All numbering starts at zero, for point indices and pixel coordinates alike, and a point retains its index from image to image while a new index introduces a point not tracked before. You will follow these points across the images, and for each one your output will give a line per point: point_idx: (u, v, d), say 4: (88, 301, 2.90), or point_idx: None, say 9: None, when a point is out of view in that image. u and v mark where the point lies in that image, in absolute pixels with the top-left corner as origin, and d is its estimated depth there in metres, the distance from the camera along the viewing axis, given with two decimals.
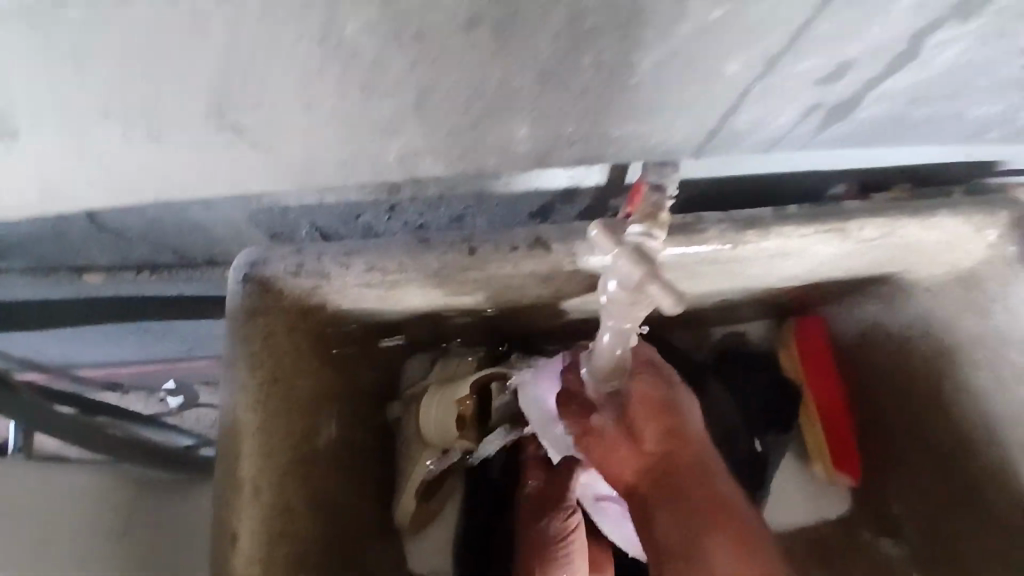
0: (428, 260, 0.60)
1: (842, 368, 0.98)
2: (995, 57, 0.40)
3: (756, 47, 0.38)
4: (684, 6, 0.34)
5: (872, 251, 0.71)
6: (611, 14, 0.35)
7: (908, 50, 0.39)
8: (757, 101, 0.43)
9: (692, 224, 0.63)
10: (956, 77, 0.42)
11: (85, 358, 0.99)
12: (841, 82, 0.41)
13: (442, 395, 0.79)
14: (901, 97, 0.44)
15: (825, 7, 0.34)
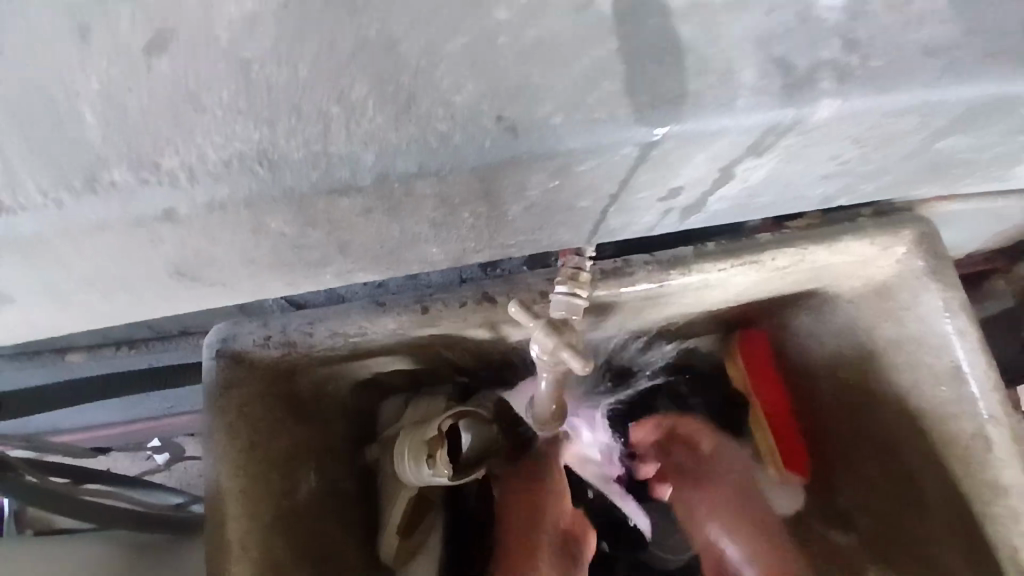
0: (384, 323, 0.66)
1: (788, 376, 1.05)
2: (795, 172, 0.47)
3: (600, 190, 0.44)
4: (528, 178, 0.40)
5: (789, 275, 0.79)
6: (472, 189, 0.41)
7: (722, 177, 0.45)
8: (617, 215, 0.49)
9: (622, 269, 0.70)
10: (777, 183, 0.48)
11: (72, 426, 1.02)
12: (680, 196, 0.47)
13: (412, 438, 0.82)
14: (737, 198, 0.50)
15: (642, 161, 0.40)
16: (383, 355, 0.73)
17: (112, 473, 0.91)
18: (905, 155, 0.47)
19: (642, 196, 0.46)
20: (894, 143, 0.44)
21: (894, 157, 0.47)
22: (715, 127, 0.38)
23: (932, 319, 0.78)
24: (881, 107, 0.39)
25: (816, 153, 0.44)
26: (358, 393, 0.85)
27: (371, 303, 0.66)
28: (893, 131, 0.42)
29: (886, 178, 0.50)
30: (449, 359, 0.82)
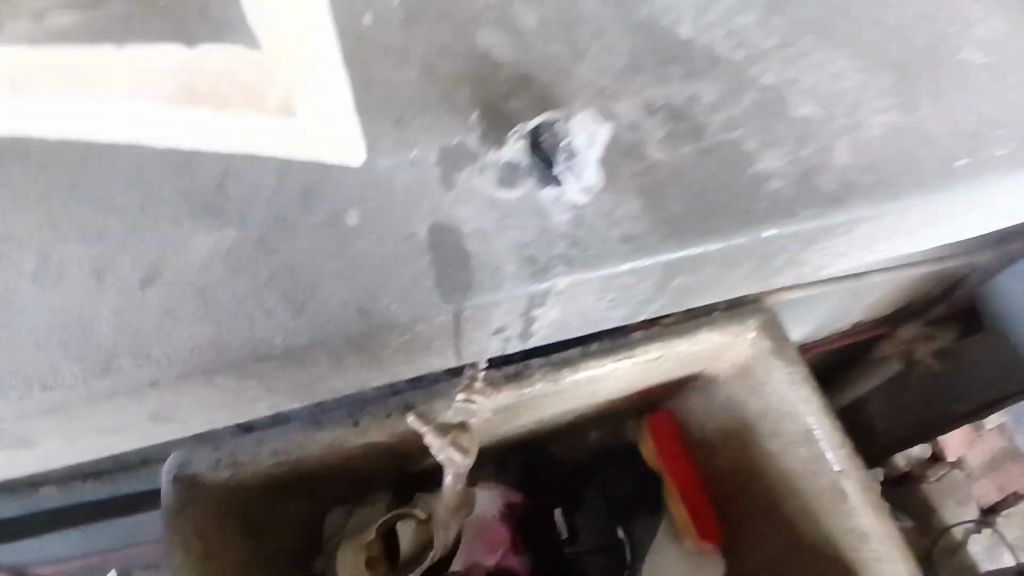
0: (319, 438, 0.78)
1: (694, 450, 1.18)
2: (606, 293, 0.47)
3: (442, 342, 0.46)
4: (373, 353, 0.43)
5: (664, 363, 0.95)
6: (323, 366, 0.43)
7: (539, 305, 0.45)
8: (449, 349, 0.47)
9: (521, 372, 0.86)
10: (594, 307, 0.50)
11: (33, 560, 1.07)
12: (510, 328, 0.48)
13: (354, 543, 0.93)
14: (564, 321, 0.52)
15: (461, 310, 0.41)
16: (322, 466, 0.84)
17: None
18: (677, 290, 0.53)
19: (476, 334, 0.47)
20: (666, 284, 0.50)
21: (688, 289, 0.54)
22: (502, 292, 0.41)
23: (783, 389, 0.94)
24: (654, 265, 0.43)
25: (577, 306, 0.48)
26: (305, 505, 0.94)
27: (308, 421, 0.78)
28: (663, 277, 0.48)
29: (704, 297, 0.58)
30: (386, 465, 0.93)
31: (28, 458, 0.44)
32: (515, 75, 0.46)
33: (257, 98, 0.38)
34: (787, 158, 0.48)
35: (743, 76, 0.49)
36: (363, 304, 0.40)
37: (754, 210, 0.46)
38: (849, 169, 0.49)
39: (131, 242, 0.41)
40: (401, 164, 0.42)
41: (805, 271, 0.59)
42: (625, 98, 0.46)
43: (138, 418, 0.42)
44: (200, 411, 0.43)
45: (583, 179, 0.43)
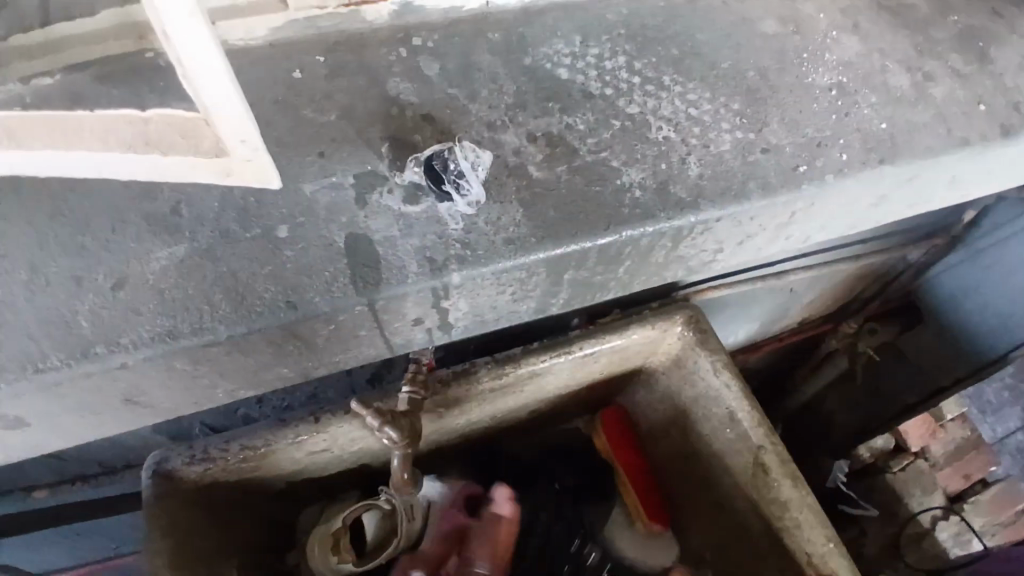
0: (284, 435, 0.86)
1: (643, 441, 1.27)
2: (503, 286, 0.56)
3: (368, 334, 0.55)
4: (308, 342, 0.53)
5: (603, 359, 1.04)
6: (266, 354, 0.52)
7: (444, 297, 0.54)
8: (378, 338, 0.56)
9: (469, 369, 0.95)
10: (496, 302, 0.59)
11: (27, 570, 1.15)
12: (429, 324, 0.58)
13: (322, 533, 1.02)
14: (474, 318, 0.60)
15: (374, 302, 0.51)
16: (290, 465, 0.92)
17: None
18: (575, 285, 0.61)
19: (398, 324, 0.55)
20: (557, 281, 0.59)
21: (587, 284, 0.62)
22: (401, 284, 0.51)
23: (711, 378, 1.02)
24: (526, 263, 0.54)
25: (482, 301, 0.57)
26: (277, 503, 1.03)
27: (275, 421, 0.88)
28: (548, 272, 0.57)
29: (609, 293, 0.66)
30: (349, 463, 1.00)
31: (29, 439, 0.54)
32: (420, 114, 0.60)
33: (199, 144, 0.48)
34: (644, 173, 0.60)
35: (606, 113, 0.63)
36: (291, 298, 0.49)
37: (614, 213, 0.57)
38: (697, 179, 0.61)
39: (107, 259, 0.51)
40: (328, 187, 0.54)
41: (694, 264, 0.67)
42: (509, 133, 0.60)
43: (117, 401, 0.52)
44: (166, 395, 0.53)
45: (468, 195, 0.55)
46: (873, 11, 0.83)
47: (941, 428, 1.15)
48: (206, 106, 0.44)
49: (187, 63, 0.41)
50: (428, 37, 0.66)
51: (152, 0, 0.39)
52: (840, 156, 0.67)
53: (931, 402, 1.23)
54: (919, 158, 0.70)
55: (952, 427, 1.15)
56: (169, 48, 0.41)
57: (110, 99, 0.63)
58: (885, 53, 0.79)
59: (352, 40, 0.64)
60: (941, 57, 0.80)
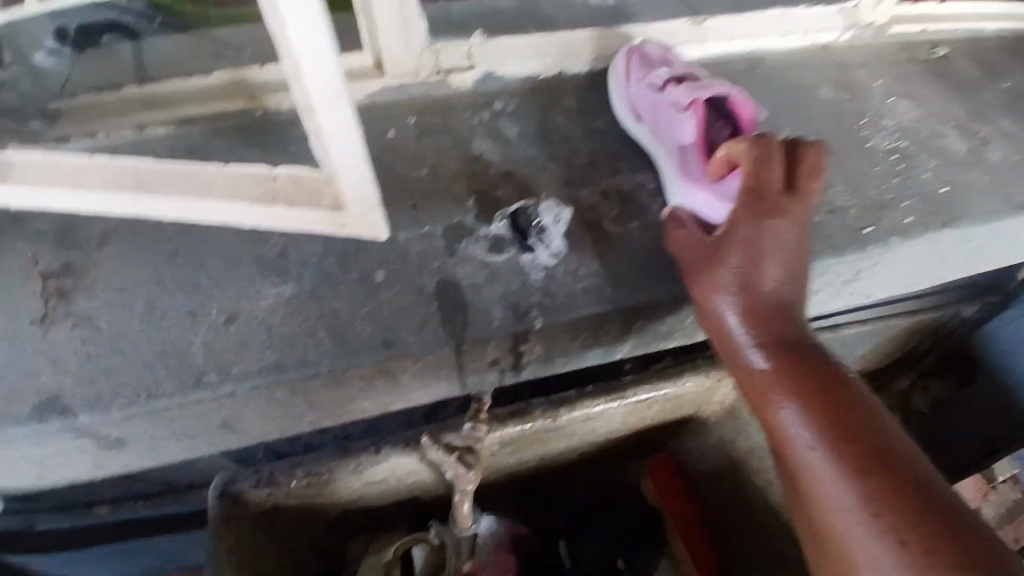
0: (345, 464, 0.89)
1: (692, 489, 1.25)
2: (580, 333, 0.59)
3: (451, 374, 0.59)
4: (397, 379, 0.56)
5: (654, 404, 1.05)
6: (356, 387, 0.55)
7: (522, 339, 0.57)
8: (459, 377, 0.59)
9: (524, 410, 0.96)
10: (566, 352, 0.61)
11: None
12: (499, 367, 0.60)
13: (371, 566, 1.03)
14: (542, 364, 0.62)
15: (462, 342, 0.54)
16: (348, 494, 0.95)
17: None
18: (643, 335, 0.63)
19: (476, 365, 0.58)
20: (627, 330, 0.61)
21: (656, 333, 0.64)
22: (489, 333, 0.55)
23: None
24: (602, 314, 0.57)
25: (556, 347, 0.60)
26: (328, 532, 1.04)
27: (337, 450, 0.91)
28: (621, 322, 0.60)
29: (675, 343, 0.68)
30: (402, 494, 1.02)
31: (123, 456, 0.58)
32: (501, 172, 0.65)
33: (320, 199, 0.54)
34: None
35: None
36: (388, 337, 0.54)
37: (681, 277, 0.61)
38: None
39: (219, 294, 0.56)
40: (419, 237, 0.59)
41: None
42: (585, 190, 0.65)
43: (214, 427, 0.56)
44: (256, 422, 0.57)
45: (551, 247, 0.59)
46: (928, 78, 0.86)
47: (993, 489, 1.07)
48: (332, 164, 0.50)
49: (324, 129, 0.47)
50: (507, 101, 0.72)
51: (298, 77, 0.43)
52: (904, 219, 0.69)
53: (986, 462, 1.19)
54: (983, 220, 0.71)
55: (1003, 489, 1.06)
56: (309, 117, 0.46)
57: (219, 149, 0.70)
58: (942, 118, 0.81)
59: (439, 102, 0.71)
60: (999, 122, 0.82)
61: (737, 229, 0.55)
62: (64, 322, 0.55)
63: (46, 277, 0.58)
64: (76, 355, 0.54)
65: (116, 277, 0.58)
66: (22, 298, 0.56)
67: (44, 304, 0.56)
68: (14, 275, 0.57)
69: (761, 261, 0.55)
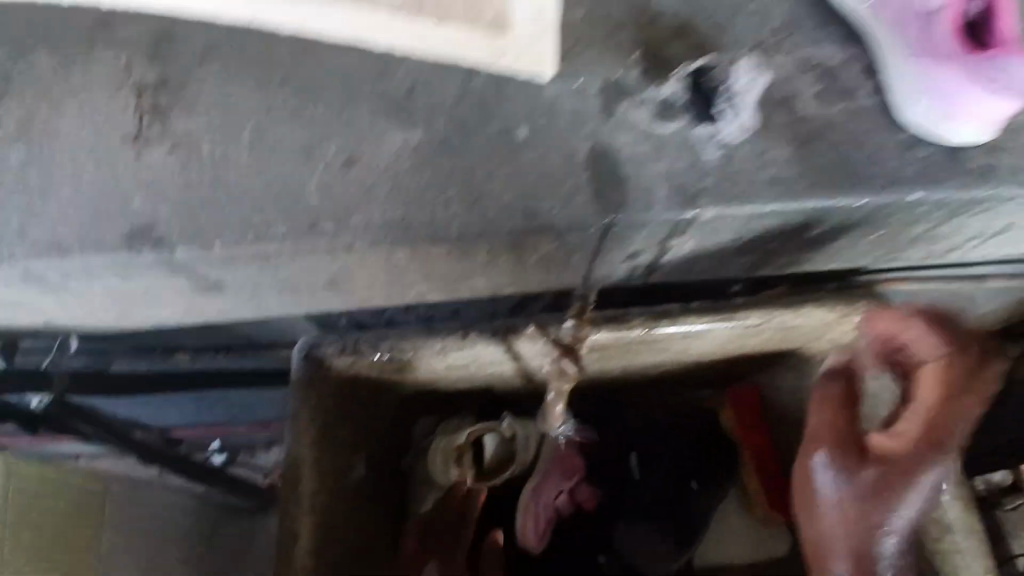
0: (431, 343, 0.85)
1: (775, 427, 1.20)
2: (742, 230, 0.51)
3: (583, 261, 0.51)
4: (528, 258, 0.49)
5: (763, 330, 0.96)
6: (481, 260, 0.49)
7: (674, 229, 0.48)
8: (593, 264, 0.53)
9: (623, 316, 0.88)
10: (711, 251, 0.54)
11: (166, 421, 1.23)
12: (635, 258, 0.53)
13: (444, 444, 1.03)
14: (680, 259, 0.55)
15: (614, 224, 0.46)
16: (428, 375, 0.93)
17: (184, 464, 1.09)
18: (810, 240, 0.56)
19: (614, 255, 0.51)
20: (799, 232, 0.54)
21: (815, 239, 0.56)
22: (647, 219, 0.47)
23: None
24: (787, 211, 0.49)
25: (708, 245, 0.52)
26: (401, 410, 1.03)
27: (422, 330, 0.86)
28: (800, 223, 0.52)
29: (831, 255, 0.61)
30: (479, 383, 0.99)
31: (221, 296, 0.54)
32: (673, 19, 0.52)
33: (478, 14, 0.48)
34: (936, 140, 0.52)
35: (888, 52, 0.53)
36: (528, 205, 0.46)
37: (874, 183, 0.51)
38: (984, 150, 0.52)
39: (336, 130, 0.48)
40: (569, 91, 0.49)
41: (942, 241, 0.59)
42: (775, 60, 0.52)
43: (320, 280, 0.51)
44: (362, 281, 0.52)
45: (741, 118, 0.49)
46: None
47: None
48: None
49: None
50: None
51: None
52: None
53: None
54: None
55: None
56: None
57: None
58: None
59: None
60: None
61: (891, 470, 0.62)
62: (162, 144, 0.49)
63: (141, 91, 0.50)
64: (175, 181, 0.48)
65: (216, 97, 0.50)
66: (114, 113, 0.50)
67: (138, 120, 0.50)
68: (105, 86, 0.51)
69: (894, 498, 0.62)
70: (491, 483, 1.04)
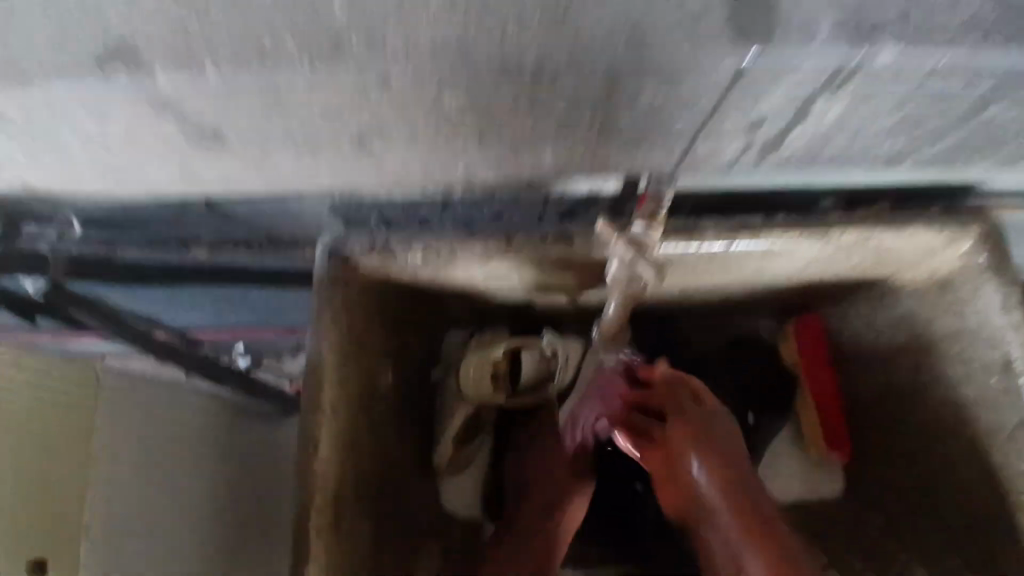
0: (471, 246, 0.74)
1: (838, 363, 1.12)
2: (900, 95, 0.46)
3: (713, 117, 0.47)
4: None
5: (854, 252, 0.82)
6: None
7: (828, 82, 0.44)
8: (723, 128, 0.49)
9: (696, 225, 0.76)
10: (853, 124, 0.49)
11: (191, 323, 1.22)
12: (766, 126, 0.49)
13: (479, 358, 0.93)
14: (816, 135, 0.51)
15: None
16: (464, 284, 0.83)
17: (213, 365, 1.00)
18: (983, 125, 0.51)
19: (746, 111, 0.47)
20: (974, 113, 0.49)
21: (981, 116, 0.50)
22: (798, 63, 0.41)
23: (993, 311, 0.79)
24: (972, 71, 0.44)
25: (856, 114, 0.48)
26: (434, 320, 0.95)
27: (461, 230, 0.75)
28: (985, 94, 0.46)
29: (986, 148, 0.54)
30: (519, 296, 0.89)
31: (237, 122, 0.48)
32: None
33: None
34: None
35: None
36: (640, 28, 0.40)
37: None
38: None
39: None
40: None
41: None
42: None
43: (385, 106, 0.47)
44: (420, 107, 0.47)
45: None
46: None
47: None
48: None
49: None
50: None
51: None
52: None
53: None
54: None
55: None
56: None
57: None
58: None
59: None
60: None
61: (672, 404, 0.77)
62: None
63: None
64: None
65: None
66: None
67: None
68: None
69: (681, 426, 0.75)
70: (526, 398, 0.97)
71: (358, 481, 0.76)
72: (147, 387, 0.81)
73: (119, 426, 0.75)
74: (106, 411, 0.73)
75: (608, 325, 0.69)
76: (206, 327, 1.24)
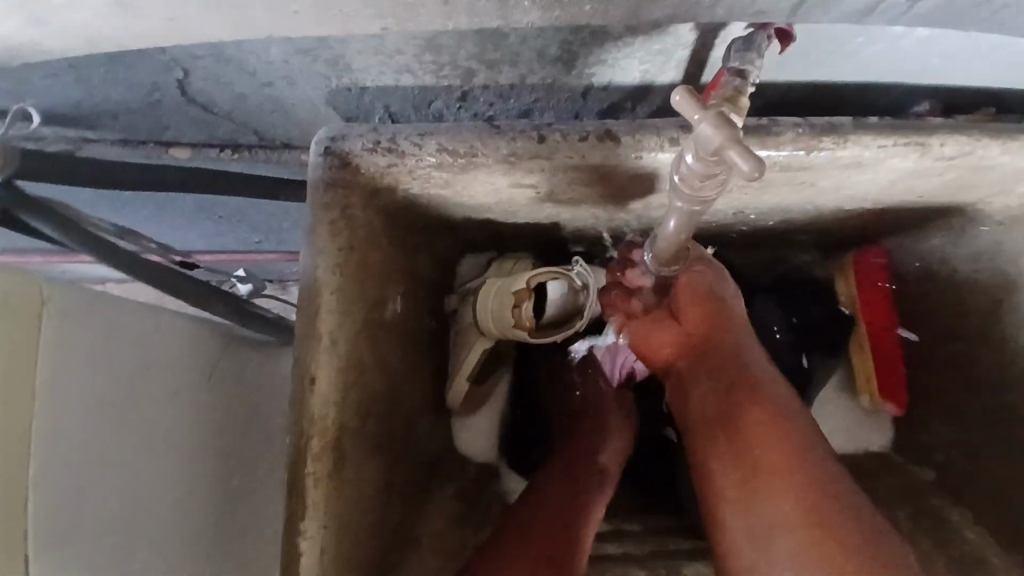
0: (495, 144, 0.60)
1: (900, 302, 0.98)
2: None
3: None
4: None
5: (946, 173, 0.68)
6: None
7: None
8: None
9: (768, 127, 0.62)
10: None
11: (183, 243, 1.12)
12: None
13: (500, 286, 0.81)
14: None
15: None
16: (482, 198, 0.70)
17: (216, 285, 0.83)
18: None
19: None
20: None
21: None
22: None
23: None
24: None
25: None
26: (448, 242, 0.83)
27: (485, 125, 0.61)
28: None
29: None
30: (545, 215, 0.76)
31: None
32: None
33: None
34: None
35: None
36: None
37: None
38: None
39: None
40: None
41: None
42: None
43: None
44: None
45: None
46: None
47: None
48: None
49: None
50: None
51: None
52: None
53: None
54: None
55: None
56: None
57: None
58: None
59: None
60: None
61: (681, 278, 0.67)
62: None
63: None
64: None
65: None
66: None
67: None
68: None
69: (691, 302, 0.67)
70: (553, 336, 0.84)
71: (363, 423, 0.66)
72: (108, 320, 0.57)
73: (99, 365, 0.55)
74: (46, 365, 0.49)
75: (665, 245, 0.56)
76: (200, 249, 1.15)
